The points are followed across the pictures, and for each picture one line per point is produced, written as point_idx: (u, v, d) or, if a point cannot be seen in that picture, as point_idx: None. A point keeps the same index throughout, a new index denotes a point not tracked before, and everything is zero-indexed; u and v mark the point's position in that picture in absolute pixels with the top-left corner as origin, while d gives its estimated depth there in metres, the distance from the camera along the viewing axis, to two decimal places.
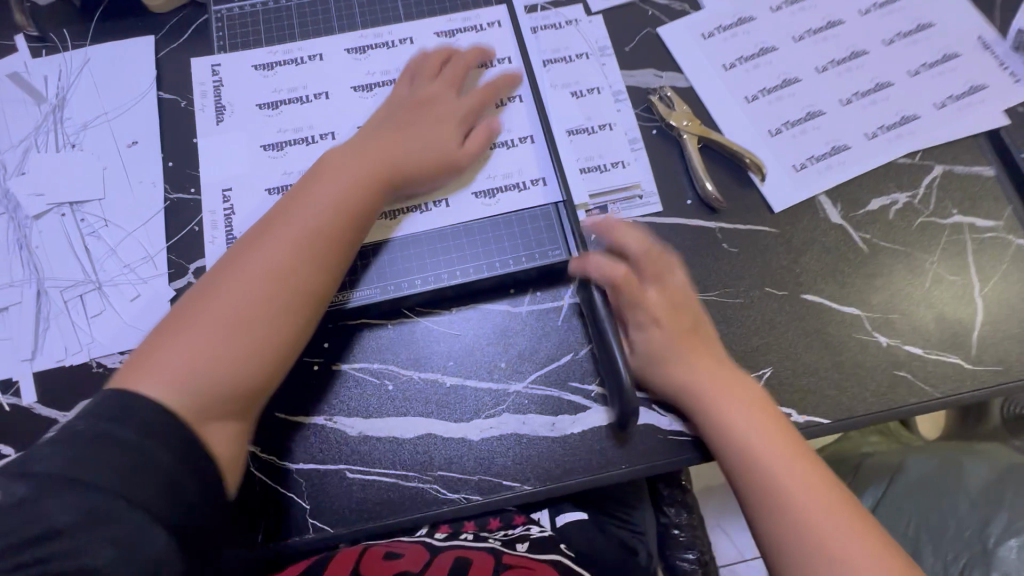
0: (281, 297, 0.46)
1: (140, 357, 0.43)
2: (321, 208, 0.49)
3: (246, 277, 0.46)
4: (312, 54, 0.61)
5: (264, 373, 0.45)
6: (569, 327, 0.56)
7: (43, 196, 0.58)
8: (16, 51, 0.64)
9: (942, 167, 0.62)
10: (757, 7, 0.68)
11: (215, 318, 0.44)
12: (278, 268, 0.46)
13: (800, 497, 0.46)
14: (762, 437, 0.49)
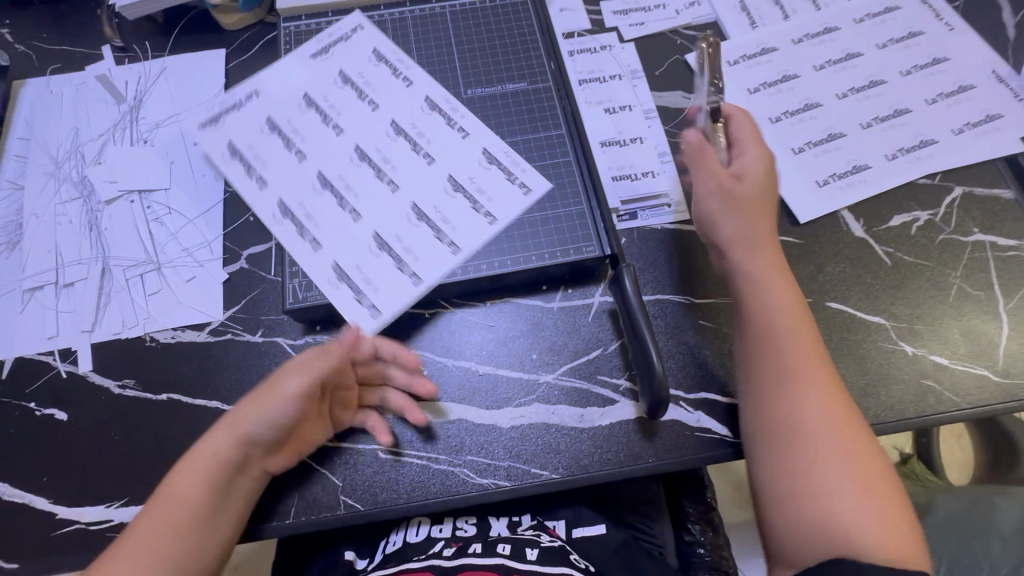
0: (186, 521, 0.47)
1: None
2: (194, 503, 0.47)
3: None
4: (400, 77, 0.66)
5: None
6: (599, 323, 0.57)
7: (115, 184, 0.63)
8: (102, 59, 0.71)
9: (962, 189, 0.64)
10: (780, 39, 0.72)
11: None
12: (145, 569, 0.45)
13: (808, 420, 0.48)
14: (794, 340, 0.51)
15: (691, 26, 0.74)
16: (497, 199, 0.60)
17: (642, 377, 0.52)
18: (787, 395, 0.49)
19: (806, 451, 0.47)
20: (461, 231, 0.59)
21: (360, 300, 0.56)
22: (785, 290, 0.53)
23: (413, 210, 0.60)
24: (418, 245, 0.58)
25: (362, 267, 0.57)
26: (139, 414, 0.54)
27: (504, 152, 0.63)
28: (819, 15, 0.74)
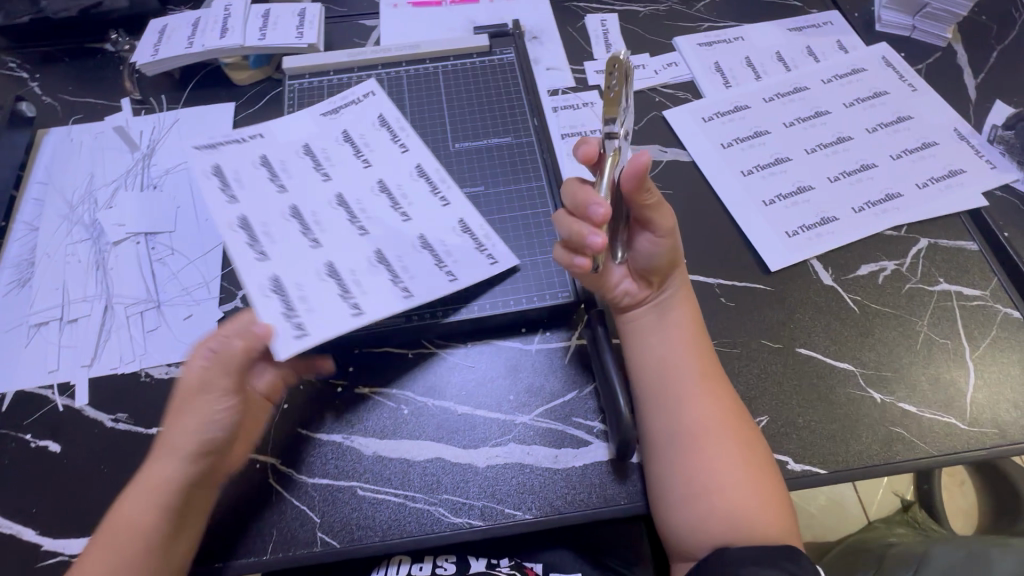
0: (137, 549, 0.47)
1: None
2: (142, 523, 0.47)
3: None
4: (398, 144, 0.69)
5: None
6: (575, 366, 0.60)
7: (123, 226, 0.67)
8: (121, 110, 0.77)
9: (928, 240, 0.67)
10: (752, 98, 0.77)
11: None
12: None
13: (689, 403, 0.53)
14: (678, 339, 0.56)
15: (669, 85, 0.79)
16: (465, 261, 0.61)
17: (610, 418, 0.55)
18: (695, 398, 0.53)
19: (706, 450, 0.51)
20: (420, 281, 0.59)
21: (289, 317, 0.54)
22: (684, 306, 0.58)
23: (376, 253, 0.60)
24: (369, 281, 0.58)
25: (302, 287, 0.56)
26: (129, 447, 0.56)
27: (479, 223, 0.63)
28: (790, 76, 0.79)
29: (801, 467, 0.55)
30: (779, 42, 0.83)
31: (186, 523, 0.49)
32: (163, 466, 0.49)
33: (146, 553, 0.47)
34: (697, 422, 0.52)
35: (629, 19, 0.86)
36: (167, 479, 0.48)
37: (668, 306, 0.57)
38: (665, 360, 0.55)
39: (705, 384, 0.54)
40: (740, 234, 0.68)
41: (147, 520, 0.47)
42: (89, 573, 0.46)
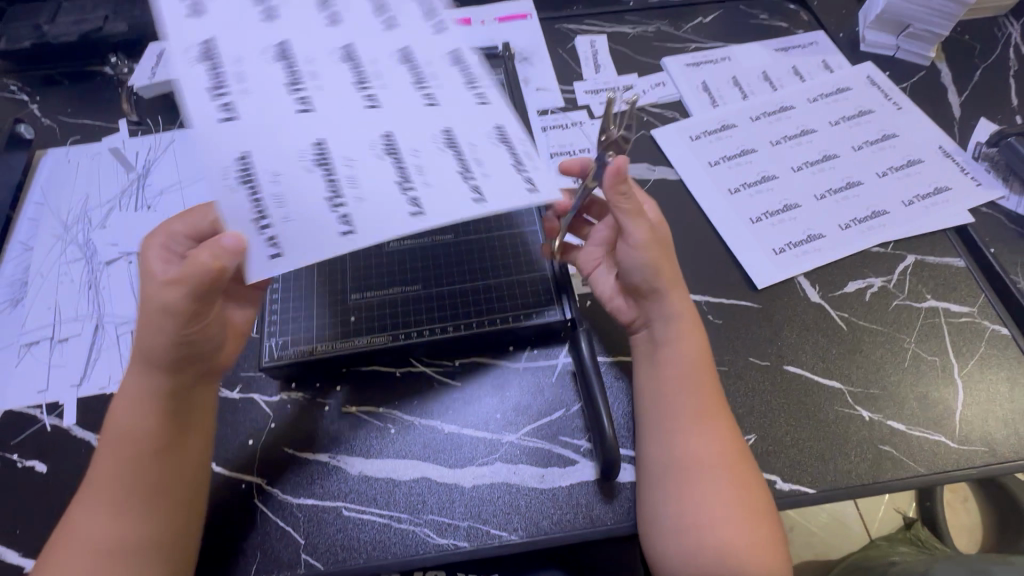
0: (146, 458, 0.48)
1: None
2: (142, 428, 0.48)
3: (87, 523, 0.46)
4: (462, 74, 0.52)
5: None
6: (562, 384, 0.60)
7: (117, 246, 0.68)
8: (118, 131, 0.78)
9: (915, 257, 0.68)
10: (739, 117, 0.78)
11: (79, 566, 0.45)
12: (121, 498, 0.47)
13: (689, 437, 0.51)
14: (684, 369, 0.54)
15: (657, 105, 0.81)
16: (498, 178, 0.47)
17: (597, 441, 0.54)
18: (692, 434, 0.51)
19: (702, 487, 0.50)
20: (433, 193, 0.45)
21: (257, 221, 0.44)
22: (693, 336, 0.55)
23: (385, 140, 0.47)
24: (367, 183, 0.45)
25: (280, 178, 0.46)
26: None
27: (524, 138, 0.50)
28: (776, 95, 0.80)
29: (789, 486, 0.55)
30: (766, 62, 0.84)
31: (191, 419, 0.51)
32: (146, 374, 0.48)
33: (155, 457, 0.48)
34: (692, 458, 0.51)
35: (618, 40, 0.87)
36: (156, 386, 0.48)
37: (671, 339, 0.55)
38: (664, 395, 0.53)
39: (704, 420, 0.52)
40: (727, 251, 0.68)
41: (147, 424, 0.48)
42: (99, 485, 0.47)
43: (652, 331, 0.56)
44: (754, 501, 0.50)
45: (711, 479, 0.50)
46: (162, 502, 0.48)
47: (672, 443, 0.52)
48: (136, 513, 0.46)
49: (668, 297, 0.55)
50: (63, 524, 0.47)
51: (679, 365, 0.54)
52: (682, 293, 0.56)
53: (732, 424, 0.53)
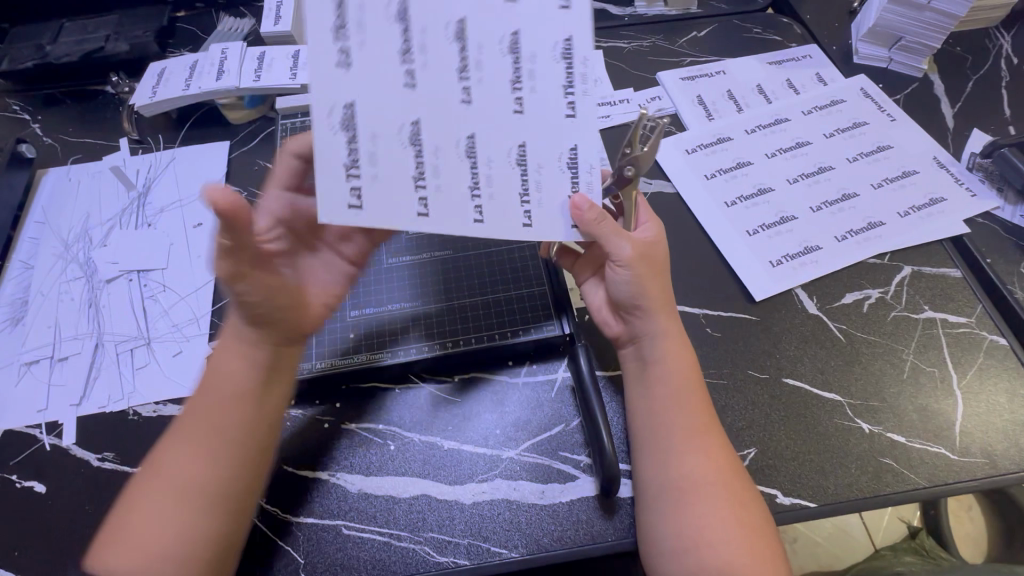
0: (248, 411, 0.51)
1: (102, 550, 0.47)
2: (237, 373, 0.51)
3: (175, 453, 0.49)
4: (566, 72, 0.44)
5: (220, 533, 0.47)
6: (561, 398, 0.60)
7: (117, 264, 0.68)
8: (119, 150, 0.79)
9: (911, 268, 0.68)
10: (734, 130, 0.79)
11: (160, 493, 0.48)
12: (207, 435, 0.49)
13: (682, 454, 0.51)
14: (672, 385, 0.54)
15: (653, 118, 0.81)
16: (554, 202, 0.47)
17: (596, 458, 0.54)
18: (684, 451, 0.51)
19: (698, 505, 0.49)
20: (496, 207, 0.46)
21: (349, 168, 0.45)
22: (680, 352, 0.56)
23: (469, 140, 0.46)
24: (447, 179, 0.46)
25: (378, 142, 0.45)
26: (114, 487, 0.56)
27: (594, 163, 0.46)
28: (770, 108, 0.81)
29: (789, 500, 0.55)
30: (760, 75, 0.85)
31: (282, 377, 0.54)
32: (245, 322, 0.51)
33: (241, 402, 0.51)
34: (685, 475, 0.51)
35: (614, 55, 0.88)
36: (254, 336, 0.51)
37: (659, 356, 0.55)
38: (654, 412, 0.54)
39: (695, 437, 0.52)
40: (724, 264, 0.69)
41: (241, 370, 0.51)
42: (192, 419, 0.50)
43: (640, 349, 0.56)
44: (750, 517, 0.50)
45: (707, 496, 0.50)
46: (239, 449, 0.50)
47: (664, 460, 0.52)
48: (216, 453, 0.49)
49: (651, 314, 0.55)
50: (155, 452, 0.50)
51: (667, 381, 0.54)
52: (668, 310, 0.56)
53: (724, 440, 0.53)
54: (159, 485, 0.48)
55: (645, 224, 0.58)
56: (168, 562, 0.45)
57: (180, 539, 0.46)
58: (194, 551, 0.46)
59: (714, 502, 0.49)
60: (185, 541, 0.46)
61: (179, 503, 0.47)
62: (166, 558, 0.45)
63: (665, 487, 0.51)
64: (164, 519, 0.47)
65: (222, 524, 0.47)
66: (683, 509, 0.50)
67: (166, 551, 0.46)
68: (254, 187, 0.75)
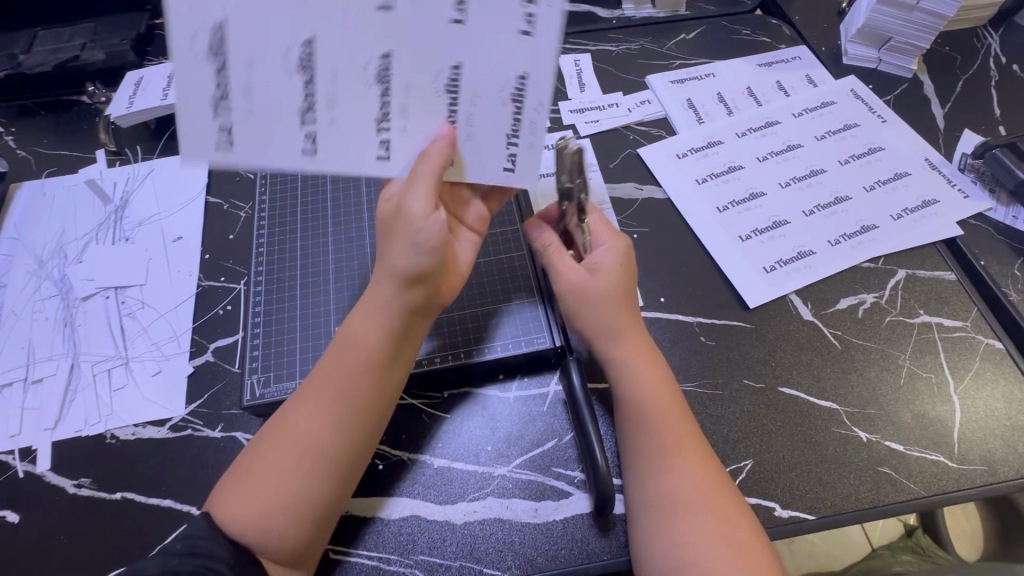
0: (366, 376, 0.50)
1: (229, 486, 0.48)
2: (373, 342, 0.50)
3: (306, 410, 0.49)
4: None
5: (321, 492, 0.47)
6: (553, 412, 0.58)
7: (93, 281, 0.66)
8: (96, 161, 0.77)
9: (906, 271, 0.67)
10: (725, 133, 0.78)
11: (289, 448, 0.48)
12: (337, 402, 0.49)
13: (662, 471, 0.50)
14: (646, 399, 0.53)
15: (643, 122, 0.80)
16: (488, 139, 0.49)
17: (590, 475, 0.53)
18: (670, 470, 0.50)
19: (683, 522, 0.48)
20: (405, 146, 0.48)
21: (217, 103, 0.44)
22: (651, 366, 0.54)
23: (381, 61, 0.44)
24: (344, 114, 0.46)
25: (253, 68, 0.43)
26: (92, 515, 0.54)
27: (540, 100, 0.47)
28: (761, 111, 0.80)
29: (788, 513, 0.54)
30: (750, 77, 0.84)
31: (405, 349, 0.52)
32: (386, 285, 0.50)
33: (373, 373, 0.50)
34: (672, 496, 0.49)
35: (602, 58, 0.87)
36: (392, 303, 0.50)
37: (630, 372, 0.54)
38: (632, 431, 0.52)
39: (680, 454, 0.50)
40: (718, 271, 0.68)
41: (376, 340, 0.50)
42: (324, 380, 0.50)
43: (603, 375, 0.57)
44: (739, 532, 0.48)
45: (693, 513, 0.48)
46: (362, 421, 0.50)
47: (651, 481, 0.50)
48: (343, 420, 0.49)
49: (604, 340, 0.55)
50: (288, 403, 0.51)
51: (641, 396, 0.53)
52: (631, 327, 0.56)
53: (708, 451, 0.52)
54: (274, 428, 0.49)
55: (603, 245, 0.57)
56: (288, 515, 0.46)
57: (300, 495, 0.47)
58: (311, 509, 0.47)
59: (700, 519, 0.48)
60: (306, 498, 0.47)
61: (291, 452, 0.48)
62: (283, 507, 0.46)
63: (650, 504, 0.49)
64: (290, 473, 0.47)
65: (336, 488, 0.48)
66: (669, 527, 0.48)
67: (288, 503, 0.46)
68: (235, 198, 0.73)
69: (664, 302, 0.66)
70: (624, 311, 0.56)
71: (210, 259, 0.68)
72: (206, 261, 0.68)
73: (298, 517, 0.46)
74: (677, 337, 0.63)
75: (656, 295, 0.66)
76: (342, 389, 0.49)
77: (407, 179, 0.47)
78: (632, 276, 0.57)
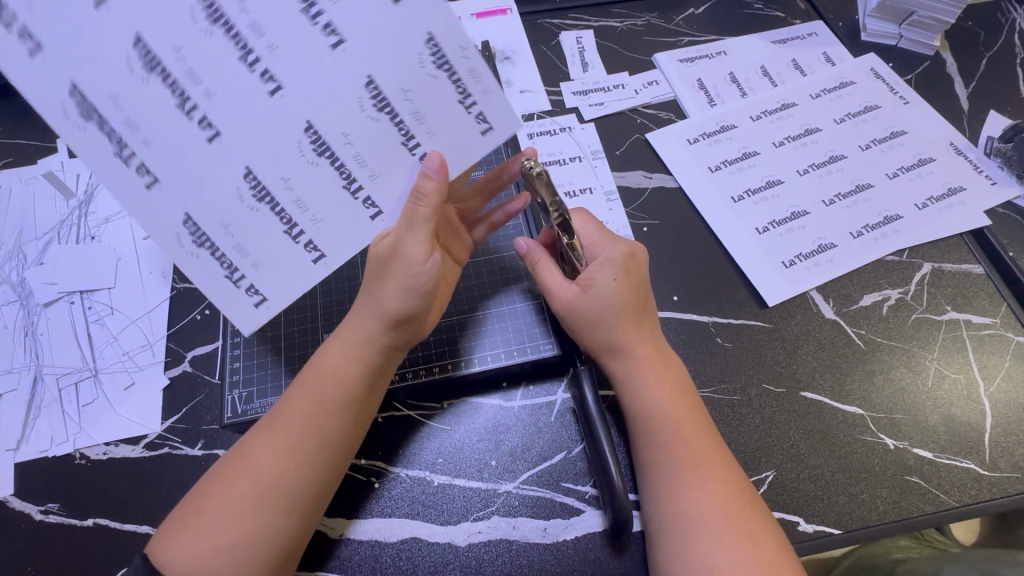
0: (335, 409, 0.46)
1: (179, 520, 0.43)
2: (348, 376, 0.47)
3: (268, 442, 0.45)
4: None
5: (280, 533, 0.43)
6: (562, 422, 0.54)
7: (55, 285, 0.61)
8: (57, 151, 0.70)
9: (931, 265, 0.63)
10: (739, 116, 0.73)
11: (246, 482, 0.43)
12: (301, 435, 0.45)
13: (679, 486, 0.46)
14: (661, 407, 0.49)
15: (651, 105, 0.75)
16: (446, 132, 0.46)
17: (604, 493, 0.48)
18: (685, 486, 0.46)
19: (703, 542, 0.44)
20: (382, 189, 0.46)
21: (232, 276, 0.45)
22: (664, 374, 0.50)
23: (308, 133, 0.44)
24: (318, 204, 0.45)
25: (232, 229, 0.44)
26: (60, 544, 0.49)
27: (460, 46, 0.44)
28: (776, 92, 0.75)
29: (812, 528, 0.50)
30: (763, 56, 0.79)
31: (380, 381, 0.49)
32: (367, 320, 0.48)
33: (345, 408, 0.47)
34: (689, 515, 0.45)
35: (606, 35, 0.81)
36: (372, 338, 0.48)
37: (637, 381, 0.50)
38: (643, 445, 0.48)
39: (696, 468, 0.46)
40: (736, 266, 0.63)
41: (351, 374, 0.47)
42: (293, 411, 0.46)
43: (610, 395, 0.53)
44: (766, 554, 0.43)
45: (714, 533, 0.44)
46: (329, 458, 0.46)
47: (666, 498, 0.46)
48: (309, 456, 0.45)
49: (606, 358, 0.51)
50: (253, 431, 0.47)
51: (655, 403, 0.49)
52: (640, 335, 0.51)
53: (730, 463, 0.48)
54: (230, 460, 0.45)
55: (597, 260, 0.52)
56: (236, 556, 0.42)
57: (251, 534, 0.42)
58: (261, 552, 0.42)
59: (722, 539, 0.43)
60: (257, 538, 0.42)
61: (245, 489, 0.43)
62: (237, 551, 0.42)
63: (667, 522, 0.45)
64: (242, 511, 0.43)
65: (293, 528, 0.44)
66: (688, 548, 0.44)
67: (238, 544, 0.42)
68: None
69: (678, 301, 0.61)
70: (625, 323, 0.50)
71: None
72: None
73: (246, 560, 0.42)
74: (692, 338, 0.59)
75: (669, 293, 0.62)
76: (306, 420, 0.46)
77: (404, 222, 0.46)
78: (639, 286, 0.52)
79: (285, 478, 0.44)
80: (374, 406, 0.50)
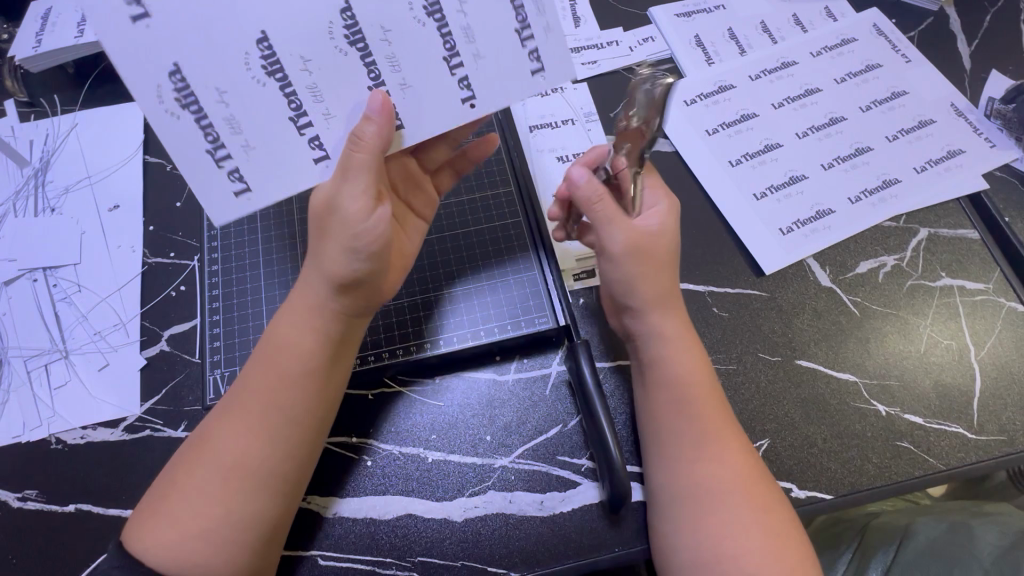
0: (290, 379, 0.44)
1: (146, 511, 0.42)
2: (302, 344, 0.45)
3: (228, 425, 0.43)
4: None
5: (249, 514, 0.42)
6: (557, 397, 0.53)
7: (15, 262, 0.57)
8: (5, 115, 0.64)
9: (927, 230, 0.62)
10: (738, 76, 0.70)
11: (206, 464, 0.42)
12: (261, 411, 0.43)
13: (699, 454, 0.46)
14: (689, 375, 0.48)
15: (647, 64, 0.71)
16: (494, 54, 0.44)
17: (602, 465, 0.48)
18: (698, 459, 0.46)
19: (719, 508, 0.44)
20: (333, 130, 0.44)
21: (214, 152, 0.42)
22: (688, 346, 0.50)
23: (343, 16, 0.41)
24: (334, 98, 0.43)
25: (227, 98, 0.41)
26: (40, 530, 0.47)
27: None
28: (776, 49, 0.72)
29: (805, 494, 0.51)
30: (763, 10, 0.75)
31: (341, 345, 0.47)
32: (319, 286, 0.45)
33: (308, 383, 0.45)
34: (704, 485, 0.45)
35: None
36: (322, 305, 0.45)
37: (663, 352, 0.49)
38: (659, 417, 0.48)
39: (713, 442, 0.46)
40: (733, 233, 0.62)
41: (307, 343, 0.45)
42: (248, 390, 0.44)
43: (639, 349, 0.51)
44: (778, 523, 0.44)
45: (727, 498, 0.44)
46: (292, 433, 0.44)
47: (679, 465, 0.46)
48: (270, 433, 0.43)
49: (648, 305, 0.49)
50: (212, 417, 0.45)
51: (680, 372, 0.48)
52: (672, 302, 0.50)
53: (744, 437, 0.48)
54: (191, 445, 0.44)
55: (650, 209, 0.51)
56: (208, 541, 0.41)
57: (222, 518, 0.41)
58: (238, 535, 0.41)
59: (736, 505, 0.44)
60: (230, 523, 0.41)
61: (207, 475, 0.42)
62: (208, 534, 0.41)
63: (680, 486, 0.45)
64: (208, 495, 0.41)
65: (264, 507, 0.42)
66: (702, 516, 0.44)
67: (209, 528, 0.41)
68: (178, 157, 0.62)
69: None
70: (668, 274, 0.50)
71: (154, 231, 0.59)
72: (152, 234, 0.59)
73: (220, 543, 0.41)
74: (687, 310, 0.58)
75: None
76: (260, 393, 0.44)
77: (340, 172, 0.43)
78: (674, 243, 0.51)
79: (246, 457, 0.42)
80: (337, 373, 0.47)
